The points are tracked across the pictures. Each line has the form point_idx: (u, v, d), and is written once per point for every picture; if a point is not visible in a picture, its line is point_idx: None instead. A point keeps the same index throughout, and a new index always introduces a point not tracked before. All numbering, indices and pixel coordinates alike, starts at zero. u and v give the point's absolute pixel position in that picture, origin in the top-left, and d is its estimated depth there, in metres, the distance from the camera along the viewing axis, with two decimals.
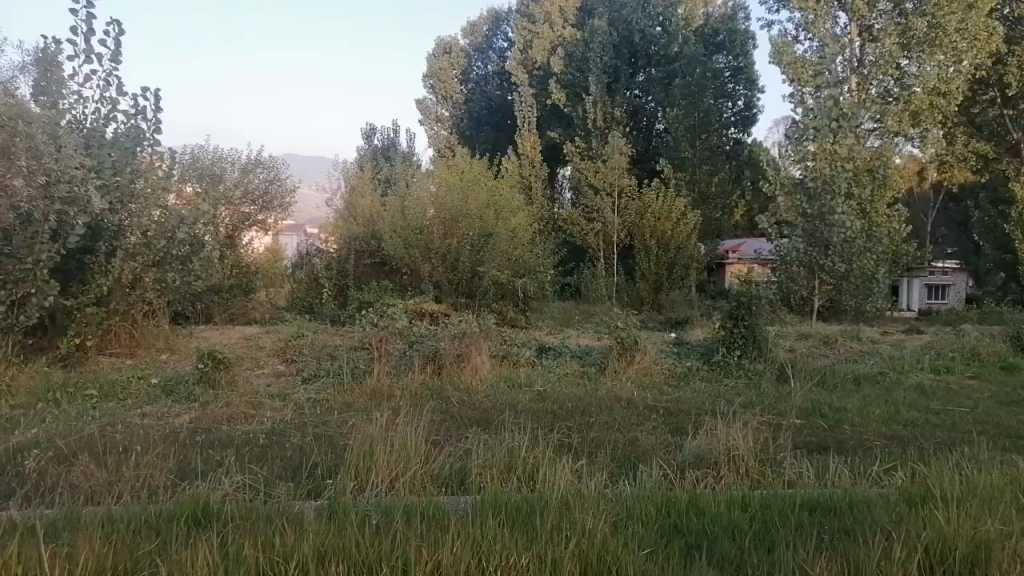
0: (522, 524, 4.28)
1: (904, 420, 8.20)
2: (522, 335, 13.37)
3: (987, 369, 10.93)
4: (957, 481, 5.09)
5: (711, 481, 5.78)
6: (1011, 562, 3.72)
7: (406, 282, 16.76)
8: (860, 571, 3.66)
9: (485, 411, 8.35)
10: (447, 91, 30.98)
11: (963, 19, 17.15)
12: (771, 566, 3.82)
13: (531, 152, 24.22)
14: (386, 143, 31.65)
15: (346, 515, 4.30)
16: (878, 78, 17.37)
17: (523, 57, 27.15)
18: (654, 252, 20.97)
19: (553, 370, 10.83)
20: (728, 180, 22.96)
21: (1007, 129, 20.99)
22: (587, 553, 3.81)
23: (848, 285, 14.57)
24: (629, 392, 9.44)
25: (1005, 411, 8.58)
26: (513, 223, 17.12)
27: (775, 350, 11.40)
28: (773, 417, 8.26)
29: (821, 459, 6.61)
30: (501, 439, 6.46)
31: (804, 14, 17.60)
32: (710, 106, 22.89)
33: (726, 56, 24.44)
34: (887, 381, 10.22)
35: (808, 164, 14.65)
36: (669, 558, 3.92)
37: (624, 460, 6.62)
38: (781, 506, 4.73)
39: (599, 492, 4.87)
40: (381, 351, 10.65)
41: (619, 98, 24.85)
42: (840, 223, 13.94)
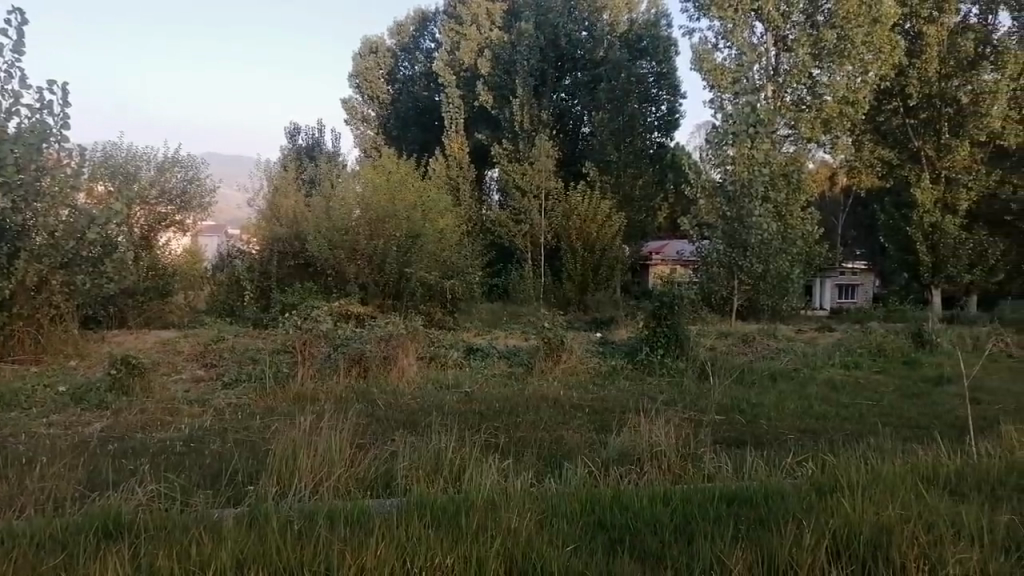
0: (448, 525, 4.28)
1: (816, 413, 8.58)
2: (449, 336, 13.40)
3: (892, 363, 11.55)
4: (864, 471, 5.35)
5: (634, 477, 5.91)
6: (910, 544, 3.94)
7: (332, 283, 16.46)
8: (773, 559, 3.82)
9: (413, 412, 8.33)
10: (373, 90, 30.82)
11: (868, 33, 17.92)
12: (690, 558, 3.94)
13: (458, 153, 24.34)
14: (311, 143, 31.10)
15: (268, 521, 4.22)
16: (792, 85, 18.35)
17: (451, 58, 27.05)
18: (581, 253, 21.39)
19: (481, 370, 10.89)
20: (651, 183, 23.57)
21: (909, 137, 21.89)
22: (511, 553, 3.85)
23: (765, 285, 14.93)
24: (556, 391, 9.57)
25: (908, 403, 9.08)
26: (440, 224, 17.21)
27: (696, 348, 11.76)
28: (694, 414, 8.52)
29: (738, 453, 6.85)
30: (429, 441, 6.46)
31: (723, 23, 18.20)
32: (635, 110, 23.38)
33: (649, 61, 24.18)
34: (801, 376, 10.68)
35: (728, 168, 15.18)
36: (592, 553, 4.00)
37: (550, 458, 6.71)
38: (700, 499, 4.88)
39: (525, 491, 4.93)
40: (306, 353, 10.52)
41: (546, 101, 25.15)
42: (756, 226, 14.46)
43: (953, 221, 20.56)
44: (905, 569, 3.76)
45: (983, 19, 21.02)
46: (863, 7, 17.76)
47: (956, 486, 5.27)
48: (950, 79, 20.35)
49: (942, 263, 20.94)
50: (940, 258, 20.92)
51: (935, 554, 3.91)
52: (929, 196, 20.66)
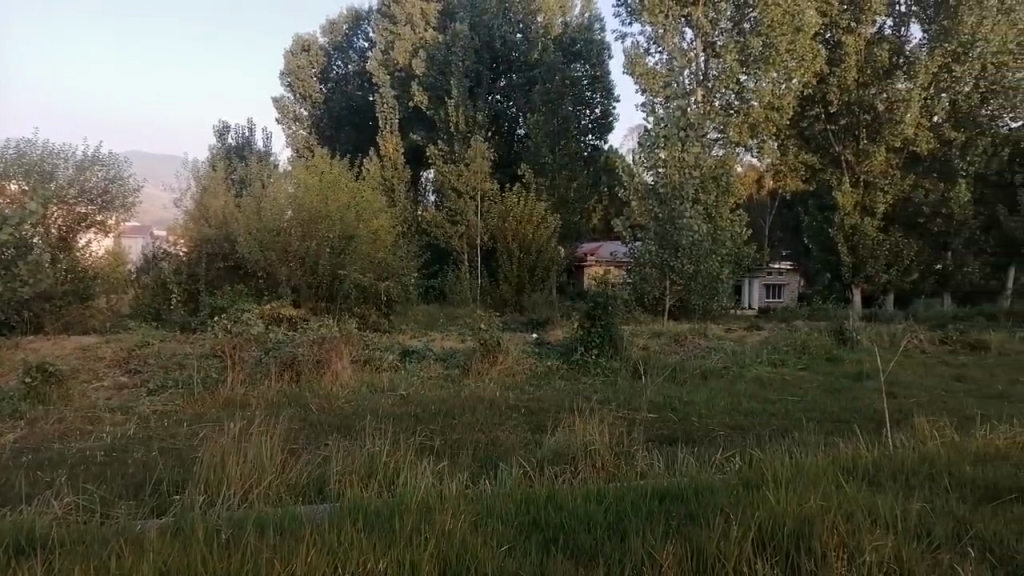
0: (381, 529, 4.23)
1: (744, 410, 8.83)
2: (384, 339, 13.31)
3: (816, 360, 11.99)
4: (788, 465, 5.52)
5: (568, 476, 5.97)
6: (831, 533, 4.10)
7: (263, 285, 16.09)
8: (702, 553, 3.91)
9: (347, 416, 8.21)
10: (305, 88, 30.11)
11: (792, 40, 18.59)
12: (622, 554, 4.01)
13: (393, 154, 24.15)
14: (241, 142, 30.39)
15: (193, 531, 4.09)
16: (721, 90, 18.77)
17: (385, 58, 26.76)
18: (517, 255, 21.51)
19: (416, 372, 10.83)
20: (585, 184, 23.94)
21: (830, 142, 22.81)
22: (445, 555, 3.84)
23: (696, 286, 15.39)
24: (492, 392, 9.58)
25: (831, 398, 9.44)
26: (374, 225, 17.06)
27: (630, 347, 11.98)
28: (628, 412, 8.67)
29: (670, 450, 7.00)
30: (364, 445, 6.39)
31: (654, 28, 18.55)
32: (569, 113, 23.65)
33: (583, 64, 24.39)
34: (730, 374, 10.99)
35: (660, 169, 15.92)
36: (527, 552, 4.03)
37: (485, 460, 6.72)
38: (632, 497, 4.97)
39: (460, 494, 4.93)
40: (235, 358, 10.28)
41: (481, 103, 25.19)
42: (687, 227, 14.91)
43: (871, 224, 21.53)
44: (826, 557, 3.91)
45: (897, 31, 22.09)
46: (787, 16, 18.32)
47: (873, 476, 5.51)
48: (867, 88, 21.21)
49: (861, 263, 21.88)
50: (859, 259, 21.85)
51: (854, 542, 4.08)
52: (849, 200, 21.59)
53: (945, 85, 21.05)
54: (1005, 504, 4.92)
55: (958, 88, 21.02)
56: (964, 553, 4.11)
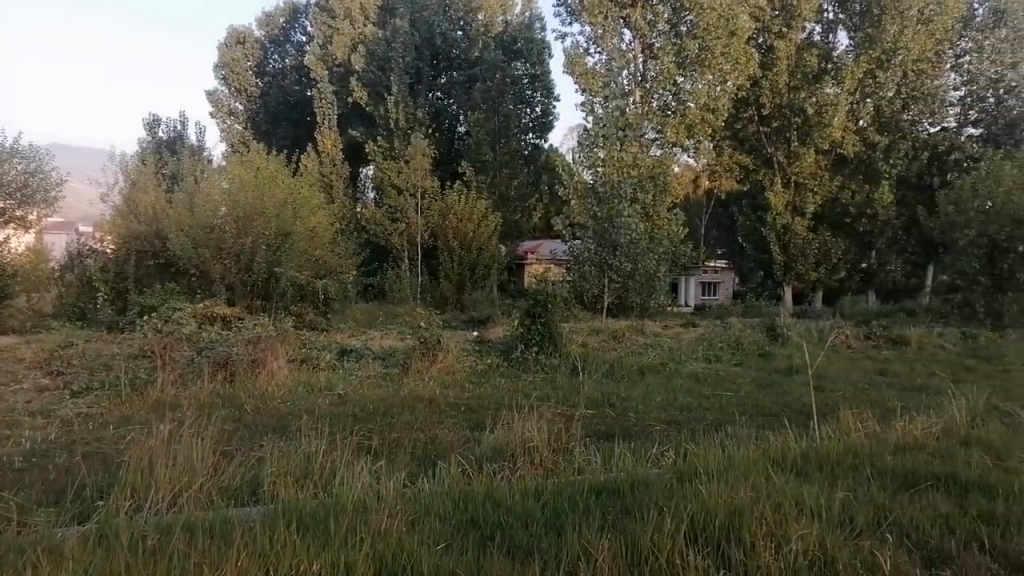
0: (315, 530, 4.17)
1: (680, 406, 9.02)
2: (322, 338, 13.09)
3: (749, 356, 12.35)
4: (720, 458, 5.67)
5: (507, 473, 5.99)
6: (759, 524, 4.23)
7: (196, 284, 15.62)
8: (635, 545, 3.98)
9: (282, 417, 8.05)
10: (239, 83, 28.83)
11: (727, 44, 19.02)
12: (557, 549, 4.05)
13: (331, 150, 23.70)
14: (172, 136, 29.53)
15: (118, 538, 3.97)
16: (658, 91, 19.28)
17: (323, 53, 26.34)
18: (457, 253, 21.48)
19: (354, 372, 10.70)
20: (525, 183, 24.15)
21: (763, 144, 23.47)
22: (381, 555, 3.81)
23: (634, 283, 15.63)
24: (431, 391, 9.53)
25: (762, 393, 9.73)
26: (312, 222, 16.84)
27: (568, 345, 12.12)
28: (567, 409, 8.76)
29: (607, 446, 7.11)
30: (300, 445, 6.30)
31: (593, 28, 18.69)
32: (510, 111, 23.67)
33: (523, 63, 24.47)
34: (667, 370, 11.20)
35: (598, 169, 16.17)
36: (463, 550, 4.03)
37: (423, 459, 6.68)
38: (569, 493, 5.02)
39: (397, 493, 4.90)
40: (166, 358, 9.99)
41: (421, 99, 25.04)
42: (625, 226, 15.19)
43: (801, 224, 22.28)
44: (754, 546, 4.03)
45: (826, 37, 22.84)
46: (721, 20, 18.74)
47: (801, 467, 5.71)
48: (798, 91, 21.92)
49: (792, 262, 22.58)
50: (790, 257, 22.55)
51: (781, 530, 4.21)
52: (780, 200, 22.31)
53: (869, 90, 21.77)
54: (922, 491, 5.16)
55: (881, 94, 21.75)
56: (883, 540, 4.28)
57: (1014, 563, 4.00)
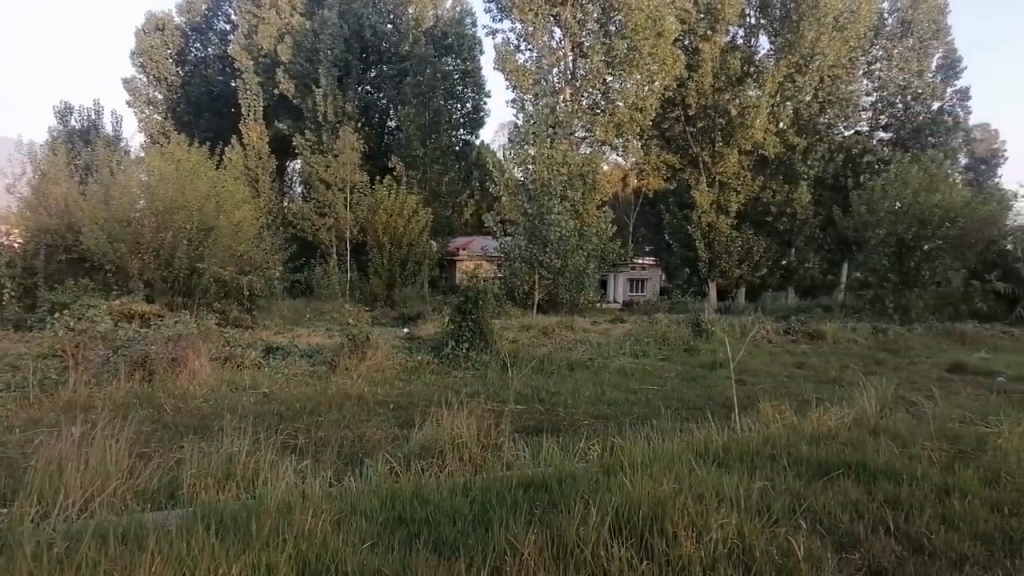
0: (235, 533, 4.05)
1: (608, 400, 9.17)
2: (246, 335, 12.75)
3: (674, 351, 12.67)
4: (645, 451, 5.79)
5: (435, 470, 5.98)
6: (681, 514, 4.34)
7: (111, 280, 14.88)
8: (561, 539, 4.02)
9: (205, 417, 7.81)
10: (160, 71, 27.83)
11: (654, 45, 19.43)
12: (484, 544, 4.05)
13: (257, 142, 22.96)
14: (86, 125, 28.23)
15: (23, 547, 3.76)
16: (588, 90, 19.52)
17: (249, 43, 25.66)
18: (388, 249, 21.31)
19: (280, 369, 10.48)
20: (457, 180, 24.13)
21: (688, 144, 24.03)
22: (305, 556, 3.74)
23: (564, 280, 15.84)
24: (359, 388, 9.43)
25: (687, 387, 9.99)
26: (236, 217, 16.42)
27: (499, 341, 12.15)
28: (496, 404, 8.81)
29: (536, 441, 7.18)
30: (222, 445, 6.13)
31: (524, 26, 18.78)
32: (441, 106, 23.61)
33: (453, 58, 24.66)
34: (595, 365, 11.36)
35: (529, 167, 16.34)
36: (389, 548, 4.00)
37: (350, 457, 6.58)
38: (497, 488, 5.04)
39: (323, 493, 4.83)
40: (78, 357, 9.51)
41: (350, 93, 24.67)
42: (556, 223, 15.39)
43: (725, 222, 22.95)
44: (676, 537, 4.12)
45: (748, 41, 23.56)
46: (649, 21, 19.14)
47: (722, 458, 5.88)
48: (721, 93, 22.58)
49: (716, 259, 23.26)
50: (715, 255, 23.21)
51: (702, 519, 4.33)
52: (706, 198, 22.88)
53: (789, 94, 22.51)
54: (834, 479, 5.39)
55: (800, 98, 22.64)
56: (797, 526, 4.46)
57: (917, 545, 4.23)
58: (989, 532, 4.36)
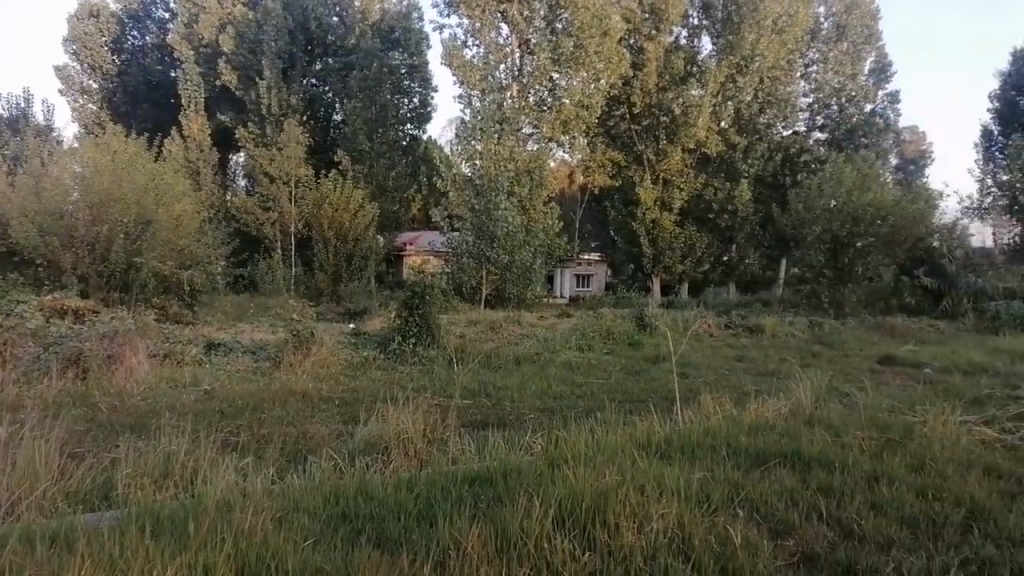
0: (172, 533, 3.98)
1: (553, 394, 9.26)
2: (186, 332, 12.45)
3: (619, 345, 12.87)
4: (589, 444, 5.89)
5: (380, 466, 5.96)
6: (622, 504, 4.42)
7: (43, 275, 14.35)
8: (505, 532, 4.06)
9: (142, 415, 7.61)
10: (95, 59, 26.77)
11: (599, 44, 19.70)
12: (427, 539, 4.07)
13: (198, 134, 22.38)
14: (16, 114, 27.13)
15: None
16: (535, 87, 19.60)
17: (188, 32, 24.91)
18: (333, 244, 21.00)
19: (221, 366, 10.27)
20: (404, 174, 23.94)
21: (634, 141, 24.37)
22: (245, 554, 3.70)
23: (511, 275, 15.93)
24: (304, 384, 9.32)
25: (631, 379, 10.19)
26: (176, 211, 16.04)
27: (446, 336, 12.14)
28: (442, 399, 8.83)
29: (482, 435, 7.22)
30: (160, 444, 6.00)
31: (471, 21, 18.89)
32: (387, 101, 23.40)
33: (400, 53, 24.55)
34: (542, 360, 11.45)
35: (477, 162, 16.39)
36: (332, 544, 3.98)
37: (294, 454, 6.52)
38: (442, 483, 5.07)
39: (265, 491, 4.78)
40: (6, 355, 9.15)
41: (295, 85, 24.27)
42: (503, 219, 15.45)
43: (669, 219, 23.35)
44: (618, 528, 4.21)
45: (691, 41, 23.95)
46: (595, 20, 19.41)
47: (664, 450, 6.02)
48: (666, 92, 22.95)
49: (660, 255, 23.68)
50: (659, 251, 23.63)
51: (643, 509, 4.43)
52: (650, 195, 23.21)
53: (730, 94, 23.13)
54: (771, 468, 5.57)
55: (740, 98, 23.21)
56: (734, 514, 4.59)
57: (846, 530, 4.40)
58: (914, 516, 4.57)
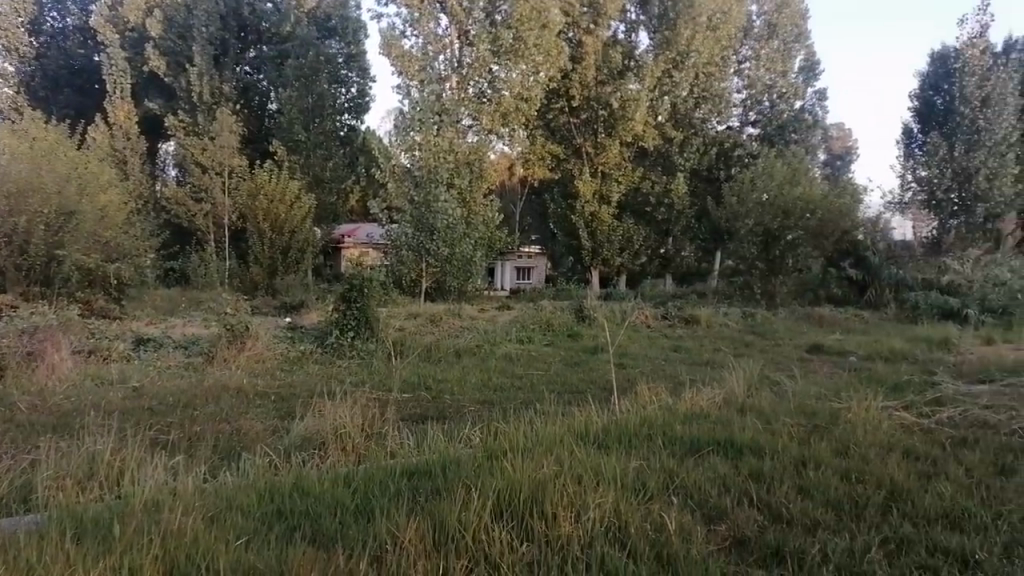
0: (95, 536, 3.83)
1: (493, 386, 9.28)
2: (114, 326, 12.03)
3: (558, 336, 13.00)
4: (527, 436, 5.93)
5: (316, 461, 5.86)
6: (560, 494, 4.46)
7: None
8: (443, 525, 4.05)
9: (64, 415, 7.31)
10: (11, 41, 24.79)
11: (539, 36, 19.95)
12: (363, 534, 4.03)
13: (125, 121, 21.54)
14: None
15: None
16: (474, 78, 19.32)
17: (113, 15, 24.00)
18: (268, 237, 20.26)
19: (150, 362, 9.94)
20: (341, 166, 23.51)
21: (572, 134, 24.54)
22: (173, 555, 3.59)
23: (450, 268, 15.88)
24: (238, 380, 9.12)
25: (570, 371, 10.31)
26: (102, 201, 15.46)
27: (385, 330, 12.03)
28: (382, 393, 8.75)
29: (421, 428, 7.18)
30: (84, 444, 5.77)
31: (409, 11, 18.54)
32: (324, 91, 22.96)
33: (337, 41, 24.54)
34: (482, 352, 11.45)
35: (415, 154, 16.35)
36: (266, 542, 3.91)
37: (227, 452, 6.35)
38: (380, 477, 5.02)
39: (195, 490, 4.65)
40: None
41: (228, 73, 23.66)
42: (442, 210, 15.42)
43: (607, 212, 23.58)
44: (556, 518, 4.24)
45: (628, 36, 24.43)
46: (534, 13, 19.81)
47: (602, 440, 6.10)
48: (603, 86, 23.21)
49: (599, 248, 23.96)
50: (597, 243, 23.91)
51: (580, 498, 4.47)
52: (589, 188, 23.42)
53: (666, 88, 23.48)
54: (706, 456, 5.69)
55: (676, 93, 23.57)
56: (670, 502, 4.69)
57: (776, 514, 4.54)
58: (838, 500, 4.74)
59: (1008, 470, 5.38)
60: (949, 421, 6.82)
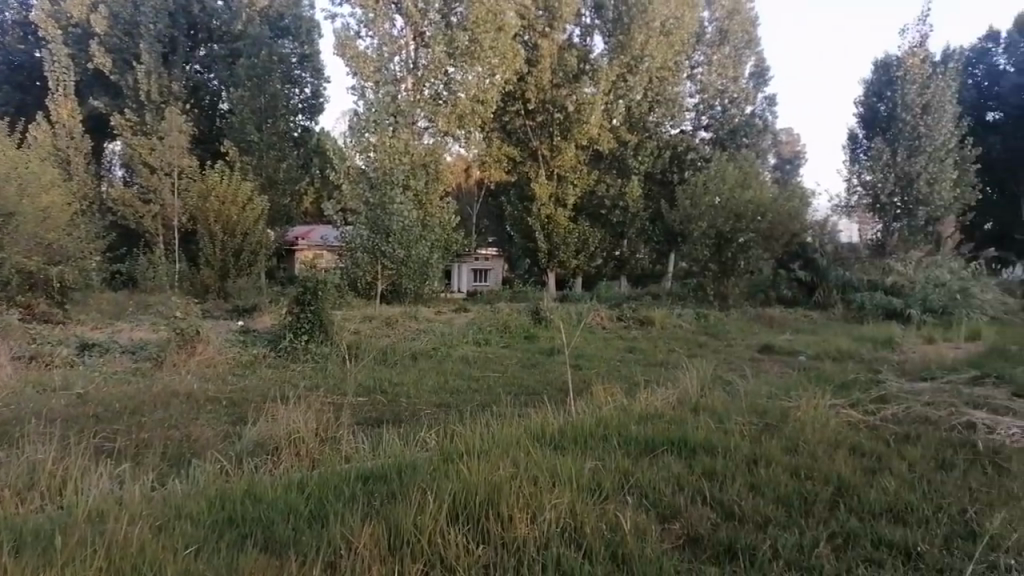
0: (36, 548, 3.70)
1: (449, 389, 9.24)
2: (57, 331, 11.68)
3: (514, 338, 13.02)
4: (483, 439, 5.91)
5: (269, 467, 5.77)
6: (516, 495, 4.46)
7: None
8: (398, 529, 4.01)
9: (2, 423, 7.04)
10: None
11: (495, 38, 20.01)
12: (316, 540, 3.96)
13: (69, 120, 20.91)
14: None
15: None
16: (430, 79, 19.36)
17: (55, 10, 23.32)
18: (219, 239, 19.82)
19: (96, 368, 9.66)
20: (295, 167, 23.12)
21: (529, 137, 24.61)
22: (119, 566, 3.48)
23: (406, 270, 15.74)
24: (187, 385, 8.91)
25: (526, 372, 10.34)
26: (46, 201, 14.92)
27: (340, 333, 11.88)
28: (336, 397, 8.65)
29: (376, 432, 7.11)
30: (25, 453, 5.56)
31: (364, 11, 18.30)
32: (277, 90, 22.53)
33: (291, 41, 24.42)
34: (438, 355, 11.39)
35: (370, 155, 16.31)
36: (217, 550, 3.82)
37: (176, 459, 6.20)
38: (334, 482, 4.95)
39: (143, 499, 4.54)
40: None
41: (177, 71, 23.13)
42: (398, 212, 15.34)
43: (563, 214, 23.75)
44: (512, 519, 4.23)
45: (583, 40, 24.71)
46: (490, 15, 19.71)
47: (558, 441, 6.11)
48: (559, 88, 23.54)
49: (555, 250, 24.09)
50: (553, 246, 24.04)
51: (536, 497, 4.49)
52: (545, 190, 23.66)
53: (621, 93, 23.81)
54: (660, 456, 5.75)
55: (631, 97, 23.91)
56: (624, 501, 4.74)
57: (728, 512, 4.61)
58: (788, 497, 4.83)
59: (948, 464, 5.56)
60: (893, 418, 7.01)
